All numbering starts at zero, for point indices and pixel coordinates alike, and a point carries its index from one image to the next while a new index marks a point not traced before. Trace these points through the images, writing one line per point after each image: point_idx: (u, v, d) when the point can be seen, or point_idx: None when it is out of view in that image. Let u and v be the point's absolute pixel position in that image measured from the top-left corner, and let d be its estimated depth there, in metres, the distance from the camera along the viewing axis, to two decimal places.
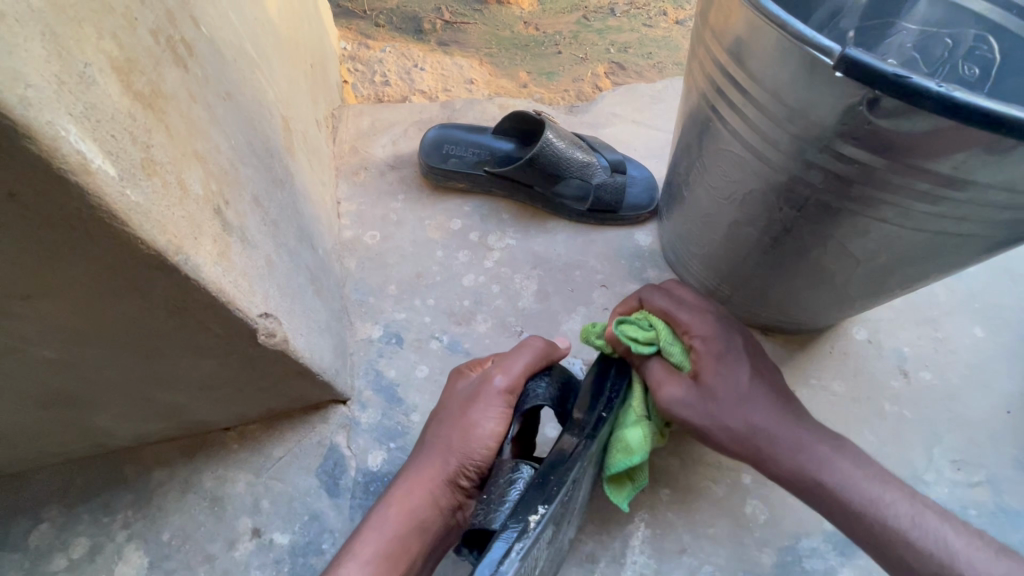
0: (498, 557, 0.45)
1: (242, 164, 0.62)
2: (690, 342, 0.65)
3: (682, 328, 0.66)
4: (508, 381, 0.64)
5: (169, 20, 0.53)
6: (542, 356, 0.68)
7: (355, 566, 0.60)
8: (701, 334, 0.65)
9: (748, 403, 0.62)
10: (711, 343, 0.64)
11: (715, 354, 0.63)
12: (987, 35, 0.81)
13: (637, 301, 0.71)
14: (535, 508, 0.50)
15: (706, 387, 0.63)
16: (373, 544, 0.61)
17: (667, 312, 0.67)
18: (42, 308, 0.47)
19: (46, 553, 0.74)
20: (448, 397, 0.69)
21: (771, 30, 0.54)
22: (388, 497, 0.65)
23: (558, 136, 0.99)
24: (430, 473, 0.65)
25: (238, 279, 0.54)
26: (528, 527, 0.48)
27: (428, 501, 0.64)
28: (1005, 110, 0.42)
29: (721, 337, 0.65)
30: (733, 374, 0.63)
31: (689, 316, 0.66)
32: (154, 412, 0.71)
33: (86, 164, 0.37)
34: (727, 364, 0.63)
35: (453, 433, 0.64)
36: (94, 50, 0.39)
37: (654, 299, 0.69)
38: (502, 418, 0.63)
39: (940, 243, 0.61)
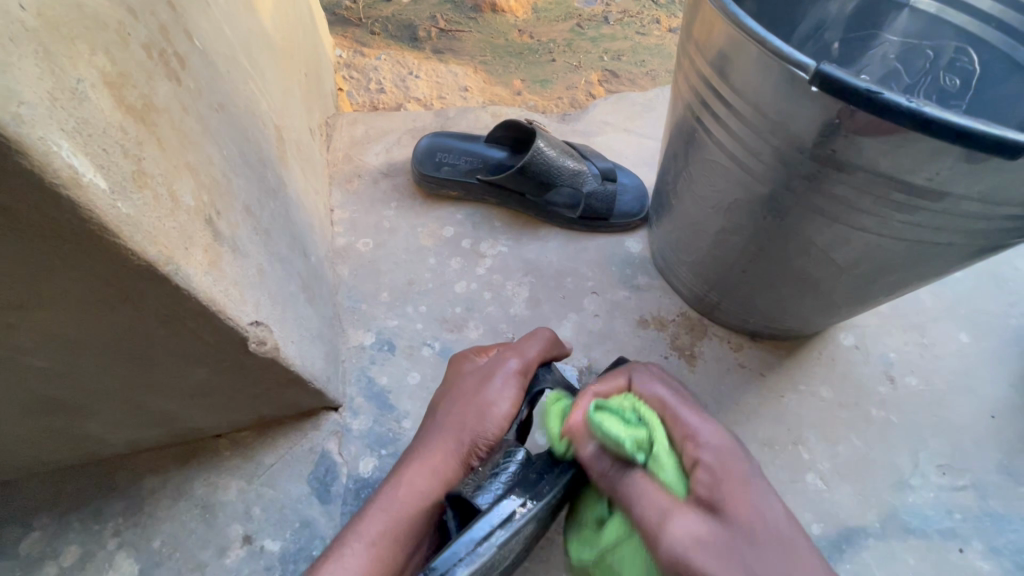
0: (479, 538, 0.44)
1: (234, 174, 0.63)
2: (696, 455, 0.50)
3: (686, 434, 0.52)
4: (522, 363, 0.65)
5: (161, 34, 0.54)
6: (550, 343, 0.70)
7: (359, 547, 0.59)
8: (714, 447, 0.50)
9: (794, 555, 0.46)
10: (728, 461, 0.50)
11: (739, 477, 0.49)
12: (966, 47, 0.83)
13: (627, 382, 0.58)
14: (523, 500, 0.47)
15: (731, 522, 0.46)
16: (381, 524, 0.60)
17: (666, 404, 0.54)
18: (34, 317, 0.48)
19: (37, 561, 0.74)
20: (458, 377, 0.69)
21: (751, 45, 0.55)
22: (393, 477, 0.64)
23: (549, 145, 1.00)
24: (442, 452, 0.62)
25: (229, 288, 0.55)
26: (513, 516, 0.45)
27: (439, 481, 0.61)
28: (970, 124, 0.44)
29: (737, 452, 0.51)
30: (767, 506, 0.48)
31: (698, 418, 0.52)
32: (146, 420, 0.72)
33: (78, 178, 0.37)
34: (758, 493, 0.48)
35: (467, 411, 0.63)
36: (86, 66, 0.40)
37: (650, 386, 0.56)
38: (516, 399, 0.62)
39: (919, 251, 0.62)
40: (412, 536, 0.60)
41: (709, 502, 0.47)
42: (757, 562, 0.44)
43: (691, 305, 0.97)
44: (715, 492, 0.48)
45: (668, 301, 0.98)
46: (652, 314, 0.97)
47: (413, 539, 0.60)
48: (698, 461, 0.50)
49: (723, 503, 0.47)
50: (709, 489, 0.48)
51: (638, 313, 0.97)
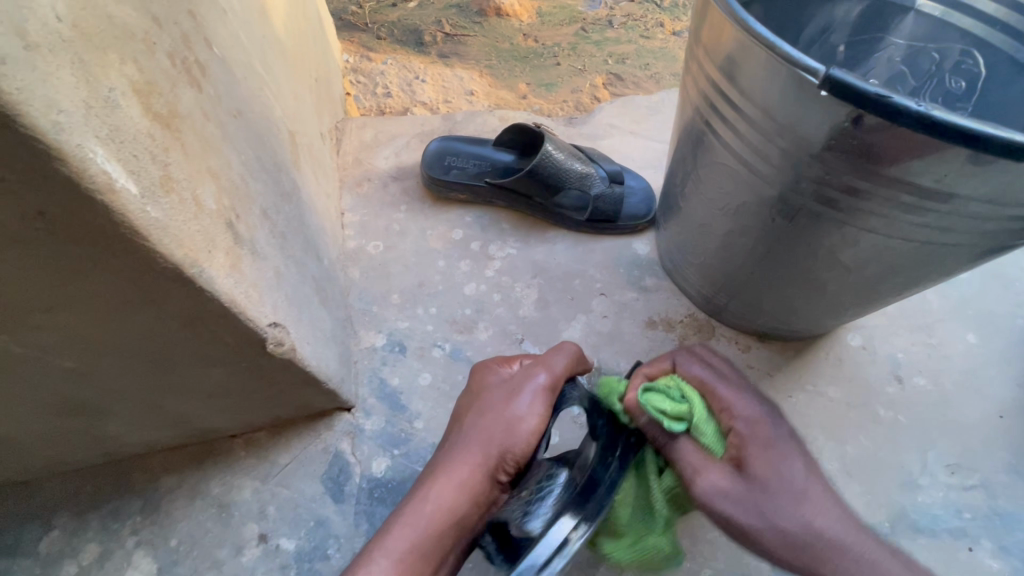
0: (539, 564, 0.47)
1: (252, 178, 0.64)
2: (732, 424, 0.55)
3: (721, 405, 0.56)
4: (551, 378, 0.63)
5: (184, 42, 0.55)
6: (576, 359, 0.67)
7: (384, 563, 0.58)
8: (747, 418, 0.55)
9: (804, 504, 0.51)
10: (759, 428, 0.55)
11: (764, 440, 0.54)
12: (971, 50, 0.83)
13: (670, 363, 0.61)
14: (575, 525, 0.50)
15: (757, 479, 0.52)
16: (406, 541, 0.59)
17: (704, 380, 0.58)
18: (63, 319, 0.49)
19: (57, 559, 0.75)
20: (484, 389, 0.68)
21: (761, 50, 0.56)
22: (419, 491, 0.63)
23: (557, 148, 1.01)
24: (470, 466, 0.61)
25: (248, 290, 0.56)
26: (568, 541, 0.49)
27: (466, 496, 0.60)
28: (978, 127, 0.44)
29: (769, 421, 0.55)
30: (790, 465, 0.53)
31: (734, 392, 0.57)
32: (163, 420, 0.73)
33: (111, 184, 0.39)
34: (779, 453, 0.53)
35: (495, 425, 0.62)
36: (117, 75, 0.42)
37: (692, 365, 0.60)
38: (544, 416, 0.61)
39: (927, 252, 0.63)
40: (438, 552, 0.59)
41: (736, 457, 0.54)
42: (772, 508, 0.51)
43: (698, 306, 0.98)
44: (741, 451, 0.54)
45: (676, 302, 0.99)
46: (660, 315, 0.98)
47: (439, 554, 0.60)
48: (732, 428, 0.55)
49: (746, 460, 0.53)
50: (738, 449, 0.54)
51: (646, 314, 0.98)
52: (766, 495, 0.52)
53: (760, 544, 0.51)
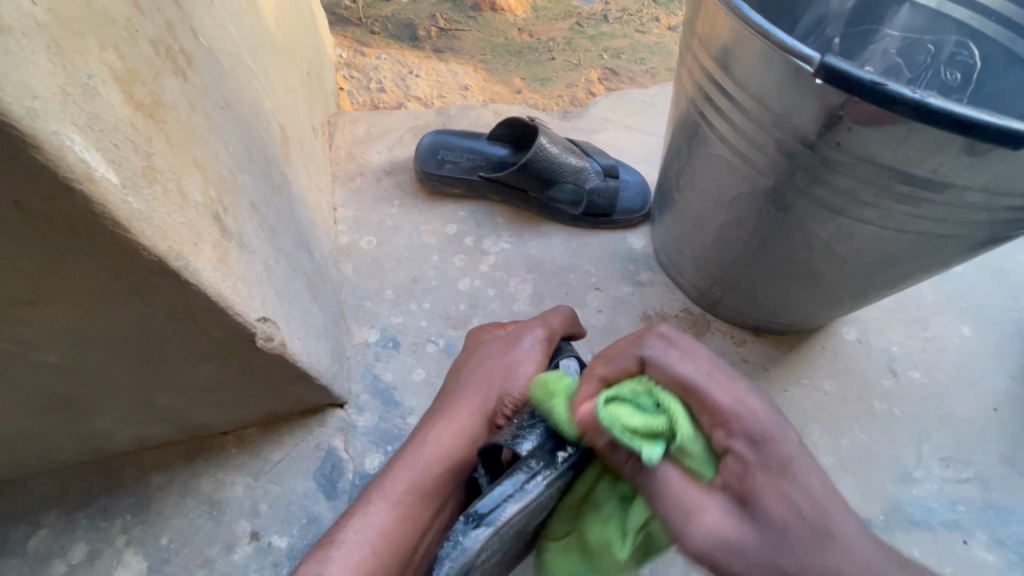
0: (524, 478, 0.43)
1: (240, 171, 0.63)
2: (729, 445, 0.43)
3: (714, 417, 0.43)
4: (548, 331, 0.68)
5: (168, 31, 0.54)
6: (571, 320, 0.72)
7: (383, 505, 0.62)
8: (747, 435, 0.42)
9: (830, 544, 0.42)
10: (765, 447, 0.42)
11: (777, 465, 0.42)
12: (967, 41, 0.83)
13: (639, 362, 0.45)
14: (564, 445, 0.46)
15: (762, 518, 0.42)
16: (405, 483, 0.62)
17: (688, 385, 0.43)
18: (44, 313, 0.48)
19: (45, 558, 0.74)
20: (482, 345, 0.72)
21: (755, 38, 0.55)
22: (419, 437, 0.66)
23: (551, 141, 1.01)
24: (468, 411, 0.64)
25: (237, 284, 0.55)
26: (556, 461, 0.45)
27: (465, 440, 0.63)
28: (974, 114, 0.44)
29: (773, 432, 0.43)
30: (803, 489, 0.42)
31: (730, 397, 0.43)
32: (153, 416, 0.72)
33: (91, 173, 0.38)
34: (793, 477, 0.42)
35: (493, 372, 0.65)
36: (96, 62, 0.41)
37: (671, 364, 0.44)
38: (540, 363, 0.64)
39: (922, 244, 0.63)
40: (437, 494, 0.62)
41: (739, 492, 0.42)
42: (787, 559, 0.41)
43: (693, 300, 0.98)
44: (745, 485, 0.42)
45: (671, 296, 0.99)
46: (655, 309, 0.97)
47: (438, 497, 0.62)
48: (729, 449, 0.43)
49: (754, 497, 0.42)
50: (740, 481, 0.42)
51: (641, 309, 0.97)
52: (784, 546, 0.41)
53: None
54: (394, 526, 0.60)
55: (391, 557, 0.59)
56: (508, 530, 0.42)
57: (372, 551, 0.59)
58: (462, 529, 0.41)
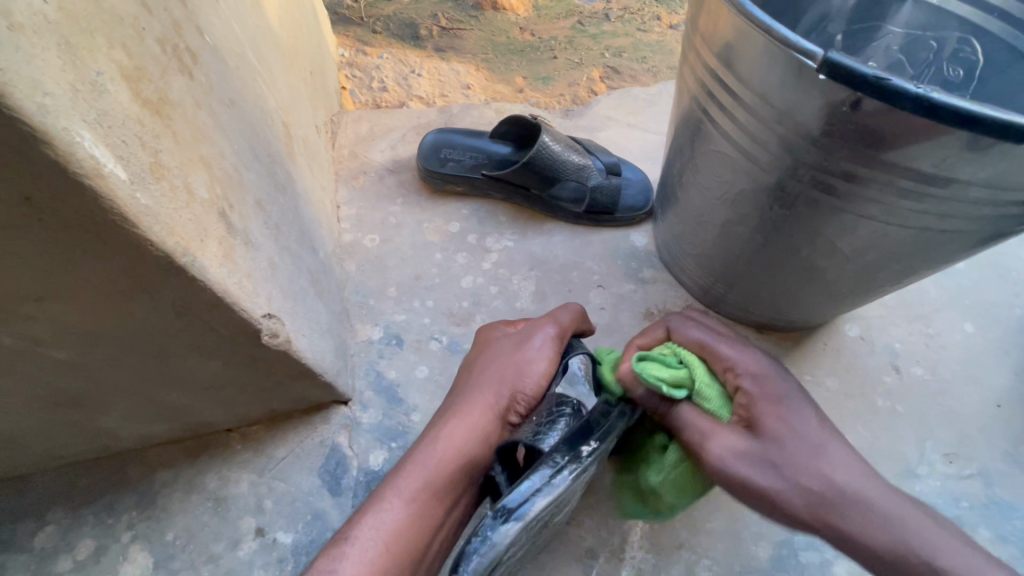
0: (549, 474, 0.47)
1: (245, 169, 0.64)
2: (739, 383, 0.57)
3: (726, 365, 0.59)
4: (559, 329, 0.69)
5: (174, 28, 0.54)
6: (580, 317, 0.74)
7: (398, 502, 0.62)
8: (753, 374, 0.57)
9: (822, 458, 0.53)
10: (766, 383, 0.57)
11: (775, 395, 0.56)
12: (969, 38, 0.83)
13: (664, 330, 0.65)
14: (587, 440, 0.51)
15: (767, 435, 0.54)
16: (418, 479, 0.63)
17: (705, 344, 0.61)
18: (52, 309, 0.48)
19: (51, 554, 0.74)
20: (492, 342, 0.73)
21: (758, 34, 0.55)
22: (431, 433, 0.66)
23: (554, 139, 1.01)
24: (481, 407, 0.65)
25: (242, 280, 0.55)
26: (580, 455, 0.49)
27: (478, 436, 0.64)
28: (978, 110, 0.44)
29: (769, 374, 0.57)
30: (800, 417, 0.55)
31: (733, 349, 0.59)
32: (158, 413, 0.72)
33: (100, 169, 0.38)
34: (789, 406, 0.56)
35: (505, 370, 0.67)
36: (105, 59, 0.41)
37: (687, 329, 0.63)
38: (552, 360, 0.66)
39: (926, 239, 0.63)
40: (450, 490, 0.63)
41: (748, 417, 0.56)
42: (787, 465, 0.53)
43: (696, 296, 0.98)
44: (750, 411, 0.56)
45: (673, 293, 0.99)
46: (658, 306, 0.97)
47: (452, 493, 0.63)
48: (739, 387, 0.58)
49: (757, 419, 0.55)
50: (747, 409, 0.56)
51: (643, 306, 0.97)
52: (783, 454, 0.53)
53: (777, 500, 0.53)
54: (410, 521, 0.61)
55: (406, 555, 0.60)
56: (534, 522, 0.47)
57: (387, 548, 0.59)
58: (491, 524, 0.45)
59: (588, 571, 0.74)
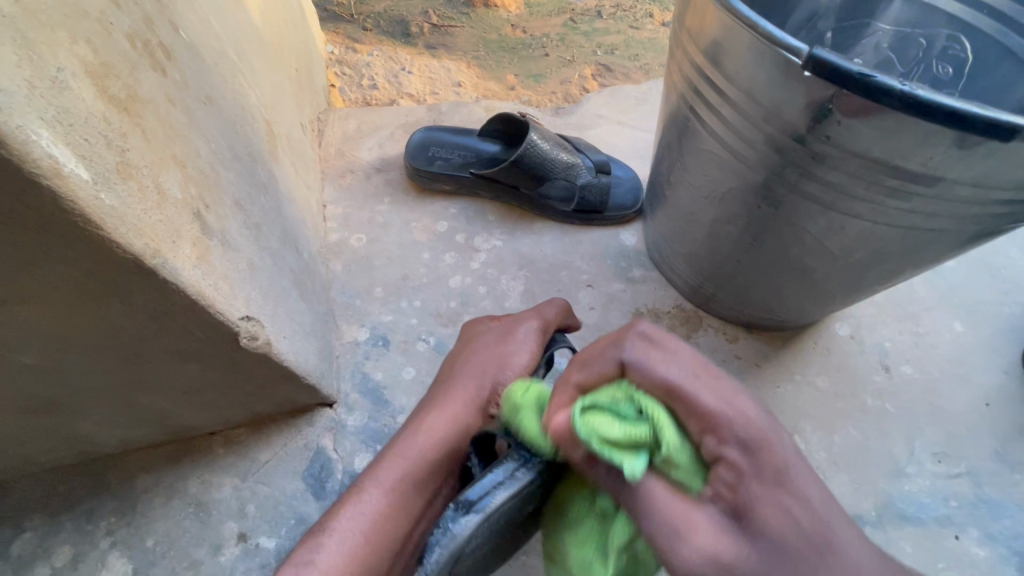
0: (509, 468, 0.46)
1: (224, 168, 0.62)
2: (721, 453, 0.38)
3: (704, 423, 0.39)
4: (543, 323, 0.68)
5: (145, 24, 0.53)
6: (565, 313, 0.73)
7: (377, 494, 0.60)
8: (740, 442, 0.38)
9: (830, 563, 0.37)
10: (757, 456, 0.38)
11: (772, 474, 0.38)
12: (958, 35, 0.82)
13: (618, 362, 0.42)
14: None
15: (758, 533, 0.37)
16: (398, 471, 0.61)
17: (673, 388, 0.40)
18: (18, 313, 0.47)
19: (29, 561, 0.73)
20: (475, 334, 0.71)
21: (743, 30, 0.54)
22: (410, 425, 0.64)
23: (542, 137, 1.00)
24: (461, 398, 0.63)
25: (218, 282, 0.54)
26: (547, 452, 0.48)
27: (459, 427, 0.62)
28: (963, 106, 0.43)
29: (769, 438, 0.38)
30: (803, 502, 0.38)
31: (716, 398, 0.39)
32: (138, 417, 0.71)
33: (59, 169, 0.37)
34: (792, 488, 0.38)
35: (488, 360, 0.64)
36: (66, 54, 0.40)
37: (650, 364, 0.41)
38: (535, 354, 0.64)
39: (914, 238, 0.62)
40: (431, 482, 0.60)
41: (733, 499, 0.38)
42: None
43: (686, 296, 0.97)
44: (737, 495, 0.38)
45: (663, 293, 0.98)
46: (647, 306, 0.96)
47: (432, 485, 0.60)
48: (721, 458, 0.39)
49: (747, 509, 0.38)
50: (733, 491, 0.38)
51: (633, 306, 0.96)
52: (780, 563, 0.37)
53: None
54: (389, 514, 0.59)
55: (383, 547, 0.58)
56: (497, 517, 0.45)
57: (363, 540, 0.58)
58: (453, 513, 0.44)
59: None
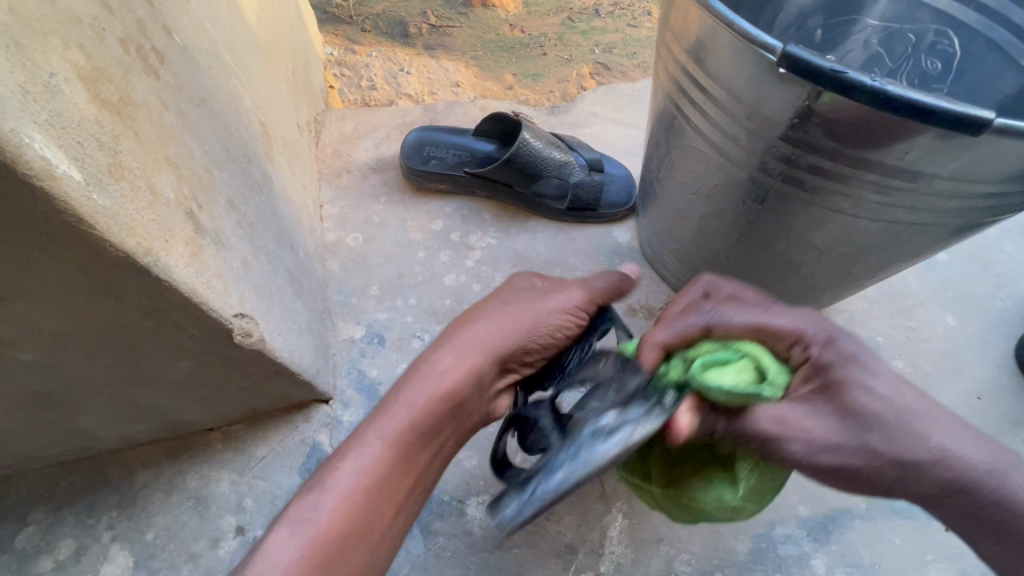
0: (641, 414, 0.46)
1: (217, 168, 0.64)
2: (808, 353, 0.52)
3: (786, 339, 0.53)
4: (586, 297, 0.68)
5: (139, 29, 0.54)
6: (615, 287, 0.72)
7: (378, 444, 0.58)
8: (819, 338, 0.52)
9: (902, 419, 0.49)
10: (837, 348, 0.51)
11: (848, 356, 0.51)
12: (947, 30, 0.83)
13: (701, 325, 0.55)
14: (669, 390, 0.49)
15: (846, 404, 0.49)
16: (403, 422, 0.59)
17: (759, 328, 0.54)
18: (15, 310, 0.48)
19: (33, 555, 0.75)
20: (508, 286, 0.70)
21: (722, 29, 0.55)
22: (420, 370, 0.62)
23: (535, 136, 1.01)
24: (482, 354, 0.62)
25: (211, 280, 0.56)
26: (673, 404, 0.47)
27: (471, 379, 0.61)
28: (932, 101, 0.44)
29: (836, 333, 0.52)
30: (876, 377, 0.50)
31: (790, 320, 0.54)
32: (136, 413, 0.73)
33: (52, 170, 0.38)
34: (864, 367, 0.50)
35: (520, 316, 0.64)
36: (59, 60, 0.41)
37: (731, 318, 0.55)
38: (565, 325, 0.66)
39: (896, 232, 0.63)
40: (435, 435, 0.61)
41: (819, 380, 0.51)
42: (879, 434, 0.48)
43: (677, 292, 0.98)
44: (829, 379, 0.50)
45: (656, 289, 0.99)
46: (640, 302, 0.97)
47: (438, 438, 0.61)
48: (807, 357, 0.52)
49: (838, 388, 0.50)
50: (820, 376, 0.51)
51: (626, 302, 0.97)
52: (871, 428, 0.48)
53: (848, 472, 0.50)
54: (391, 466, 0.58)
55: (385, 498, 0.58)
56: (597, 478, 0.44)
57: (364, 494, 0.57)
58: (559, 468, 0.43)
59: (566, 568, 0.75)
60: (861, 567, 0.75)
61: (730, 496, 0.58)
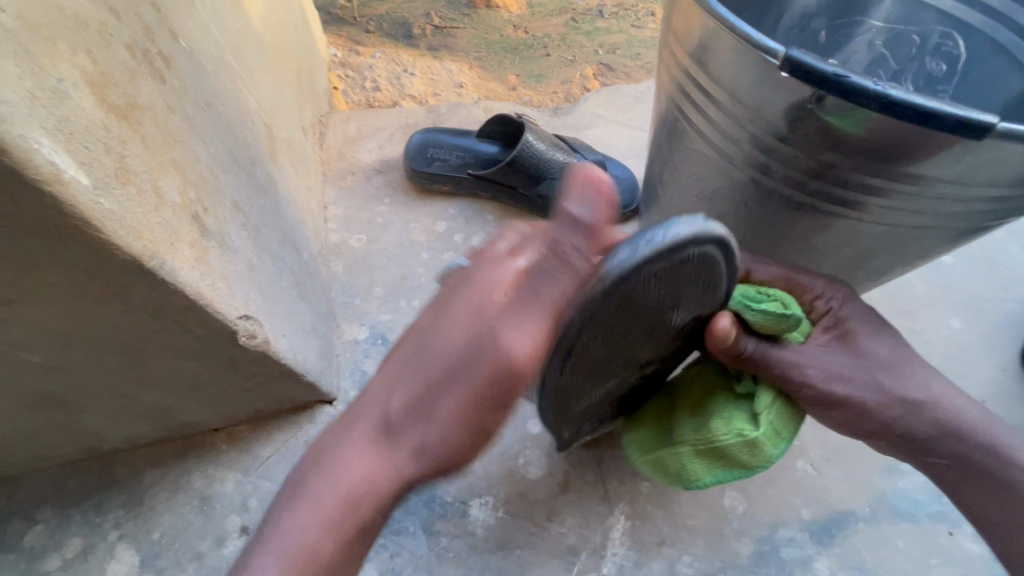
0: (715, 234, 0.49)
1: (222, 171, 0.64)
2: (829, 307, 0.64)
3: (813, 293, 0.65)
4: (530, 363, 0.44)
5: (145, 34, 0.55)
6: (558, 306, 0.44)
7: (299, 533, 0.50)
8: (843, 297, 0.64)
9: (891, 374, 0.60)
10: (851, 307, 0.63)
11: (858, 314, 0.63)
12: (952, 32, 0.83)
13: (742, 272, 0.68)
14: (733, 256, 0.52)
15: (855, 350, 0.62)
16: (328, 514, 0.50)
17: (791, 278, 0.66)
18: (23, 312, 0.49)
19: (40, 553, 0.76)
20: (427, 354, 0.47)
21: (724, 32, 0.55)
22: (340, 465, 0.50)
23: (538, 137, 1.01)
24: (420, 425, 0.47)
25: (216, 282, 0.56)
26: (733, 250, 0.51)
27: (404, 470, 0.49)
28: (934, 106, 0.44)
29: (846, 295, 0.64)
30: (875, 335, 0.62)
31: (821, 280, 0.65)
32: (142, 414, 0.73)
33: (59, 175, 0.39)
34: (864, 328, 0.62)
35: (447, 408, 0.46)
36: (67, 66, 0.42)
37: (766, 270, 0.67)
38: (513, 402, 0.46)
39: (900, 235, 0.63)
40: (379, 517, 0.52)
41: (838, 329, 0.63)
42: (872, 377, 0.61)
43: None
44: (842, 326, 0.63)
45: None
46: None
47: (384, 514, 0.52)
48: (828, 311, 0.64)
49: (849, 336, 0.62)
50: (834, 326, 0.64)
51: None
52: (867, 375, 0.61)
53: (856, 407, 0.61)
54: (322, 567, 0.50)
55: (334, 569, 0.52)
56: (694, 253, 0.48)
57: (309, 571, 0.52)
58: (671, 222, 0.47)
59: (569, 569, 0.75)
60: (865, 570, 0.75)
61: (751, 429, 0.61)
